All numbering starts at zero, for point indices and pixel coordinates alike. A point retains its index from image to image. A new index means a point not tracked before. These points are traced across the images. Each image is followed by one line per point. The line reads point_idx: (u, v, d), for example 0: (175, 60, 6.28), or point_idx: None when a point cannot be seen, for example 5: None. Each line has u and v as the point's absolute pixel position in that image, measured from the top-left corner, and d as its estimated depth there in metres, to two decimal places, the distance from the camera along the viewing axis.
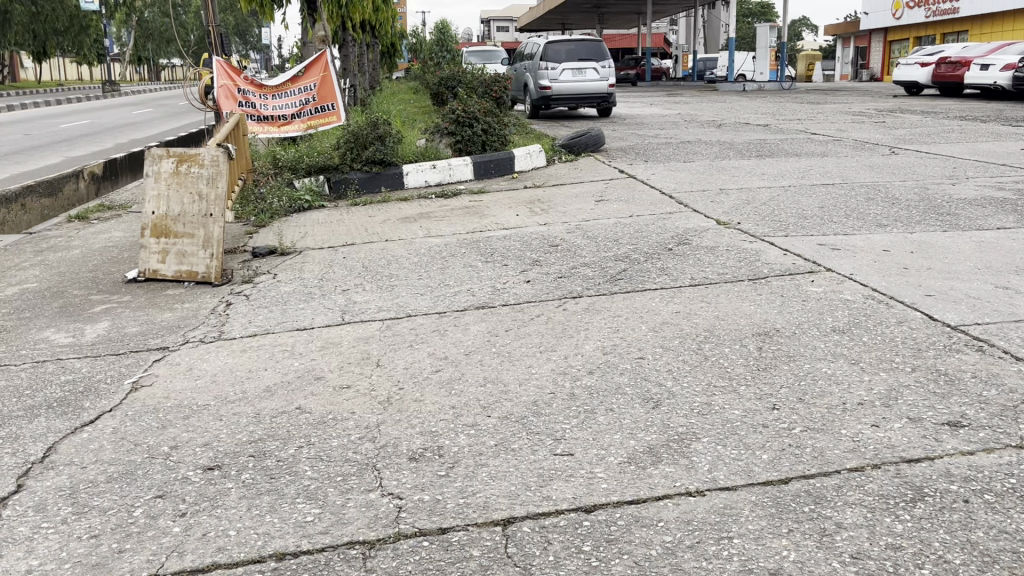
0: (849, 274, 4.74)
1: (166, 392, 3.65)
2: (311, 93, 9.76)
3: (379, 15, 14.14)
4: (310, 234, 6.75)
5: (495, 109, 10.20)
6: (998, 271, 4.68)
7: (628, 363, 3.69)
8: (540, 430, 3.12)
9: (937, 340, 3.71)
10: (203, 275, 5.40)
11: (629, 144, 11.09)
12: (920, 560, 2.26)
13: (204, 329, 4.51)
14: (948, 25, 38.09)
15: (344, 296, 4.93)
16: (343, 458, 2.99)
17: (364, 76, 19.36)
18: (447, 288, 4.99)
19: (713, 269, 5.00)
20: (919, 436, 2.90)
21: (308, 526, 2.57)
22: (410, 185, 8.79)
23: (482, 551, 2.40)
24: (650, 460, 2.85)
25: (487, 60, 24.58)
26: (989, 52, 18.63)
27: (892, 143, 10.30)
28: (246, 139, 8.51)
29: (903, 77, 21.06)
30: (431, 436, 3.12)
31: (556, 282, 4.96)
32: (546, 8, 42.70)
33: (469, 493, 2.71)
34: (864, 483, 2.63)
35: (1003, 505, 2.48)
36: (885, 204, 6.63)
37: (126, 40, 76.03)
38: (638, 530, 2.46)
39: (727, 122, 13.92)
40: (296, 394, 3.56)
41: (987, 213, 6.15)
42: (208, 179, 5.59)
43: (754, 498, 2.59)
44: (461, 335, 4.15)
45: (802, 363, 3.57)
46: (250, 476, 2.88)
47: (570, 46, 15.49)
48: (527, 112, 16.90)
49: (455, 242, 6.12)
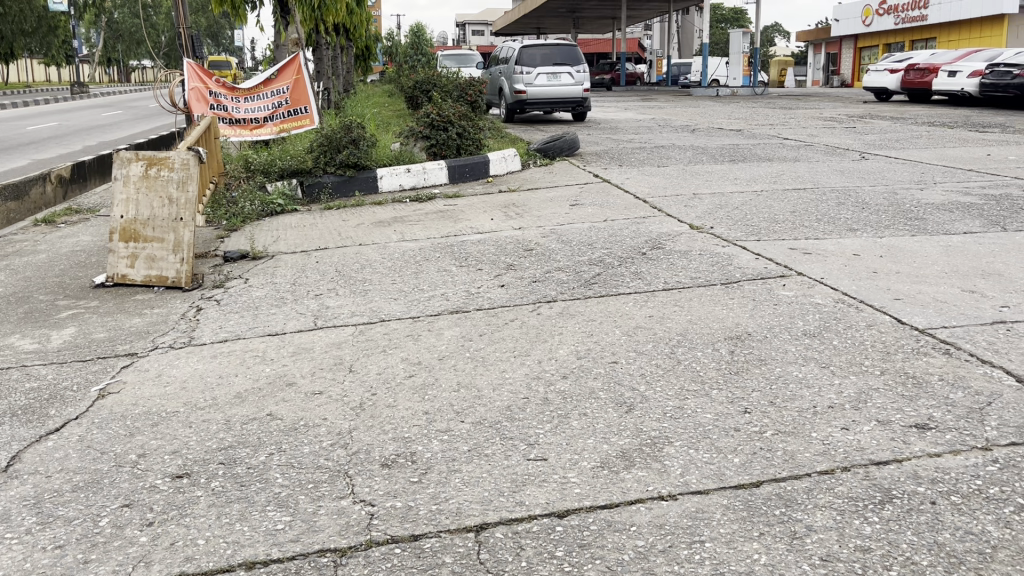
0: (820, 277, 4.80)
1: (134, 398, 3.60)
2: (283, 97, 9.71)
3: (353, 19, 14.10)
4: (283, 238, 6.69)
5: (470, 113, 10.20)
6: (966, 275, 4.75)
7: (602, 368, 3.69)
8: (513, 436, 3.11)
9: (905, 344, 3.76)
10: (173, 280, 5.35)
11: (603, 149, 11.12)
12: (888, 563, 2.28)
13: (174, 334, 4.46)
14: (919, 33, 38.70)
15: (317, 302, 4.90)
16: (314, 465, 2.96)
17: (338, 79, 19.27)
18: (421, 292, 4.98)
19: (687, 274, 5.01)
20: (888, 439, 2.93)
21: (279, 534, 2.54)
22: (384, 189, 8.76)
23: (455, 558, 2.38)
24: (623, 465, 2.86)
25: (462, 63, 24.58)
26: (957, 60, 18.95)
27: (862, 149, 10.42)
28: (218, 143, 8.45)
29: (873, 83, 21.37)
30: (404, 442, 3.10)
31: (530, 287, 4.96)
32: (522, 13, 42.74)
33: (442, 500, 2.70)
34: (834, 486, 2.65)
35: (969, 506, 2.51)
36: (855, 209, 6.71)
37: (95, 40, 74.91)
38: (611, 535, 2.46)
39: (701, 126, 14.03)
40: (267, 400, 3.52)
41: (954, 218, 6.25)
42: (178, 183, 5.53)
43: (727, 501, 2.60)
44: (434, 341, 4.13)
45: (773, 366, 3.60)
46: (219, 484, 2.85)
47: (545, 50, 15.53)
48: (501, 116, 16.90)
49: (429, 247, 6.10)
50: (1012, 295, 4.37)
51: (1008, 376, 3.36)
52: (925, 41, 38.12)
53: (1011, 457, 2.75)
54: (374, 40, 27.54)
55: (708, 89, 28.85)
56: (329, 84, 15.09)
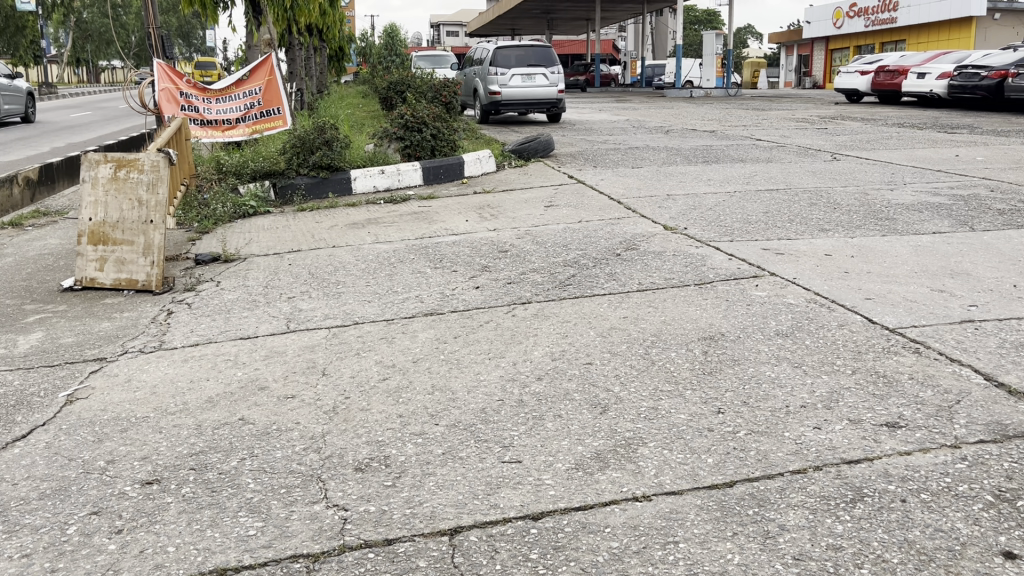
0: (792, 278, 4.84)
1: (102, 404, 3.55)
2: (256, 97, 9.65)
3: (327, 19, 14.05)
4: (255, 240, 6.63)
5: (445, 114, 10.18)
6: (935, 274, 4.81)
7: (577, 369, 3.69)
8: (488, 438, 3.11)
9: (876, 343, 3.80)
10: (143, 284, 5.29)
11: (578, 150, 11.14)
12: (859, 561, 2.30)
13: (144, 339, 4.40)
14: (889, 35, 39.25)
15: (289, 304, 4.86)
16: (287, 469, 2.93)
17: (311, 80, 19.15)
18: (395, 294, 4.95)
19: (661, 274, 5.03)
20: (859, 438, 2.96)
21: (251, 540, 2.51)
22: (358, 191, 8.72)
23: (429, 562, 2.37)
24: (598, 466, 2.85)
25: (437, 64, 24.55)
26: (926, 62, 19.24)
27: (834, 149, 10.53)
28: (188, 144, 8.36)
29: (844, 85, 21.62)
30: (377, 445, 3.08)
31: (505, 288, 4.95)
32: (496, 14, 42.72)
33: (416, 503, 2.68)
34: (806, 485, 2.67)
35: (939, 503, 2.53)
36: (827, 209, 6.78)
37: (63, 41, 73.90)
38: (586, 537, 2.46)
39: (675, 127, 14.11)
40: (239, 404, 3.48)
41: (923, 218, 6.32)
42: (148, 185, 5.45)
43: (700, 502, 2.61)
44: (409, 343, 4.11)
45: (746, 366, 3.62)
46: (190, 490, 2.81)
47: (520, 51, 15.53)
48: (476, 117, 16.88)
49: (404, 248, 6.07)
50: (980, 294, 4.43)
51: (976, 374, 3.40)
52: (895, 44, 38.68)
53: (979, 454, 2.79)
54: (348, 41, 27.53)
55: (681, 89, 29.14)
56: (302, 85, 15.02)
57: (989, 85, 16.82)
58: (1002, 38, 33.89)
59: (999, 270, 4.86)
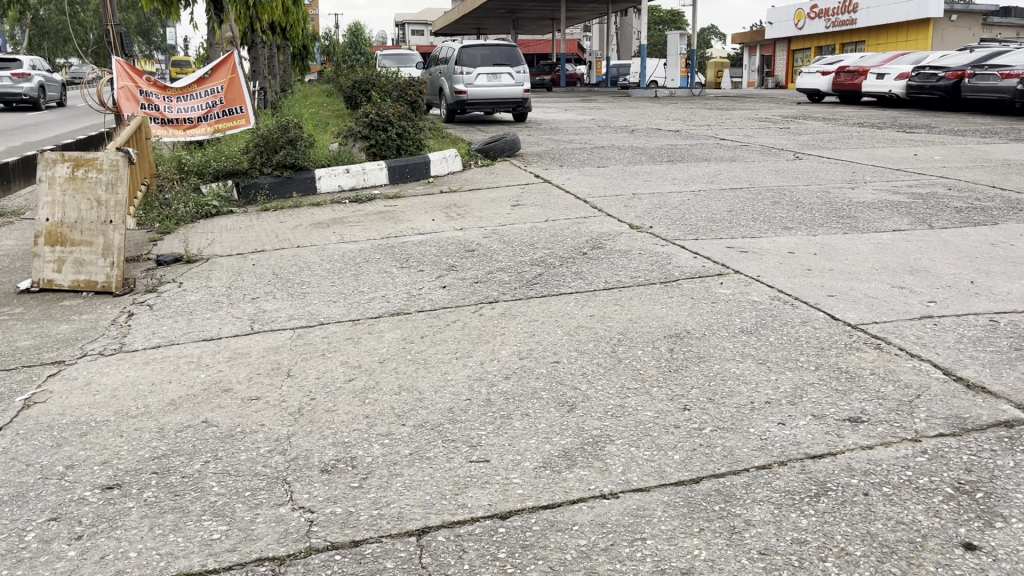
0: (756, 276, 4.87)
1: (61, 408, 3.47)
2: (218, 96, 9.53)
3: (290, 18, 13.94)
4: (217, 241, 6.55)
5: (410, 113, 10.13)
6: (895, 272, 4.89)
7: (544, 368, 3.69)
8: (455, 437, 3.09)
9: (839, 339, 3.85)
10: (103, 285, 5.21)
11: (545, 149, 11.15)
12: (823, 554, 2.33)
13: (104, 341, 4.32)
14: (848, 36, 39.93)
15: (253, 304, 4.81)
16: (251, 472, 2.89)
17: (274, 80, 18.97)
18: (361, 294, 4.91)
19: (626, 272, 5.06)
20: (822, 433, 2.99)
21: (214, 544, 2.48)
22: (323, 190, 8.64)
23: (396, 563, 2.35)
24: (565, 464, 2.86)
25: (402, 62, 24.46)
26: (885, 62, 19.59)
27: (795, 148, 10.67)
28: (148, 142, 8.22)
29: (806, 85, 21.93)
30: (343, 446, 3.05)
31: (472, 288, 4.94)
32: (461, 13, 42.62)
33: (383, 504, 2.66)
34: (771, 481, 2.70)
35: (901, 497, 2.57)
36: (789, 207, 6.86)
37: (18, 38, 72.32)
38: (554, 535, 2.46)
39: (640, 126, 14.19)
40: (203, 407, 3.43)
41: (883, 216, 6.43)
42: (107, 185, 5.34)
43: (667, 498, 2.62)
44: (375, 343, 4.08)
45: (712, 363, 3.65)
46: (152, 494, 2.76)
47: (485, 51, 15.50)
48: (442, 116, 16.84)
49: (370, 249, 6.01)
50: (938, 290, 4.52)
51: (935, 369, 3.46)
52: (855, 45, 39.37)
53: (939, 448, 2.84)
54: (311, 40, 27.32)
55: (646, 89, 29.29)
56: (266, 84, 14.87)
57: (946, 85, 17.16)
58: (958, 39, 34.71)
59: (956, 267, 4.95)
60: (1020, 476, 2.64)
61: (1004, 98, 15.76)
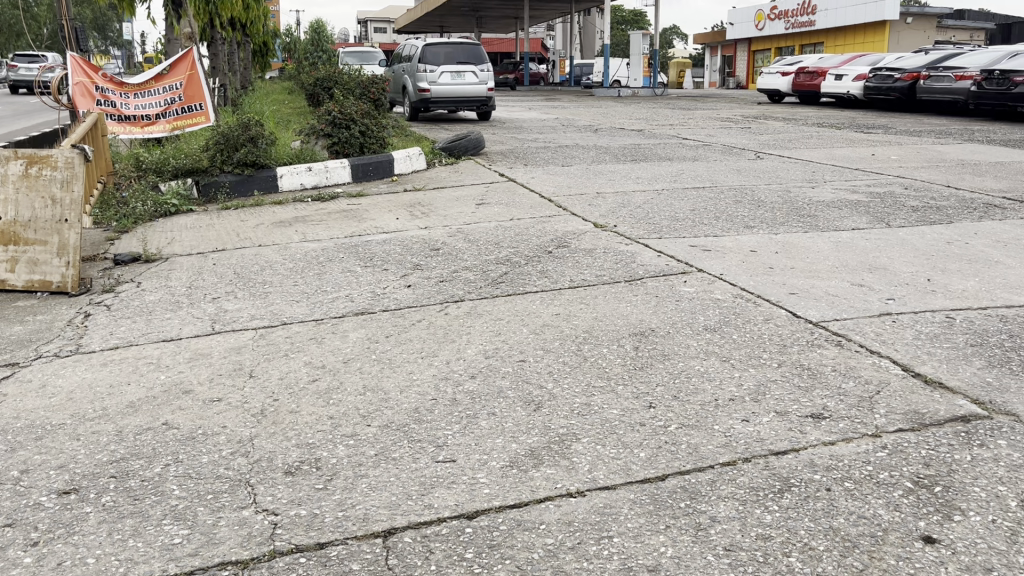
0: (719, 275, 4.91)
1: (14, 411, 3.39)
2: (176, 93, 9.38)
3: (251, 14, 13.79)
4: (177, 240, 6.44)
5: (373, 111, 10.05)
6: (855, 269, 4.97)
7: (510, 367, 3.68)
8: (421, 438, 3.07)
9: (801, 336, 3.90)
10: (58, 285, 5.08)
11: (509, 148, 11.14)
12: (787, 549, 2.35)
13: (59, 342, 4.22)
14: (807, 38, 40.55)
15: (214, 304, 4.74)
16: (213, 474, 2.85)
17: (234, 77, 18.69)
18: (324, 294, 4.86)
19: (591, 271, 5.09)
20: (785, 429, 3.02)
21: (176, 548, 2.43)
22: (285, 189, 8.54)
23: (362, 565, 2.33)
24: (532, 463, 2.86)
25: (364, 62, 24.03)
26: (843, 64, 19.90)
27: (757, 148, 10.79)
28: (104, 140, 8.06)
29: (766, 85, 22.20)
30: (308, 448, 3.02)
31: (437, 287, 4.92)
32: (423, 10, 42.34)
33: (348, 506, 2.63)
34: (735, 477, 2.72)
35: (862, 492, 2.61)
36: (751, 206, 6.94)
37: None
38: (521, 534, 2.45)
39: (603, 125, 14.26)
40: (162, 409, 3.37)
41: (843, 215, 6.51)
42: (62, 182, 5.23)
43: (633, 496, 2.63)
44: (339, 343, 4.05)
45: (676, 361, 3.68)
46: (111, 499, 2.70)
47: (448, 49, 15.43)
48: (405, 114, 16.75)
49: (333, 248, 5.95)
50: (897, 287, 4.60)
51: (895, 365, 3.52)
52: (814, 46, 39.99)
53: (899, 443, 2.89)
54: (271, 36, 26.97)
55: (609, 88, 29.26)
56: (225, 81, 14.67)
57: (902, 86, 17.48)
58: (913, 41, 35.45)
59: (914, 265, 5.04)
60: (977, 470, 2.70)
61: (958, 99, 16.07)
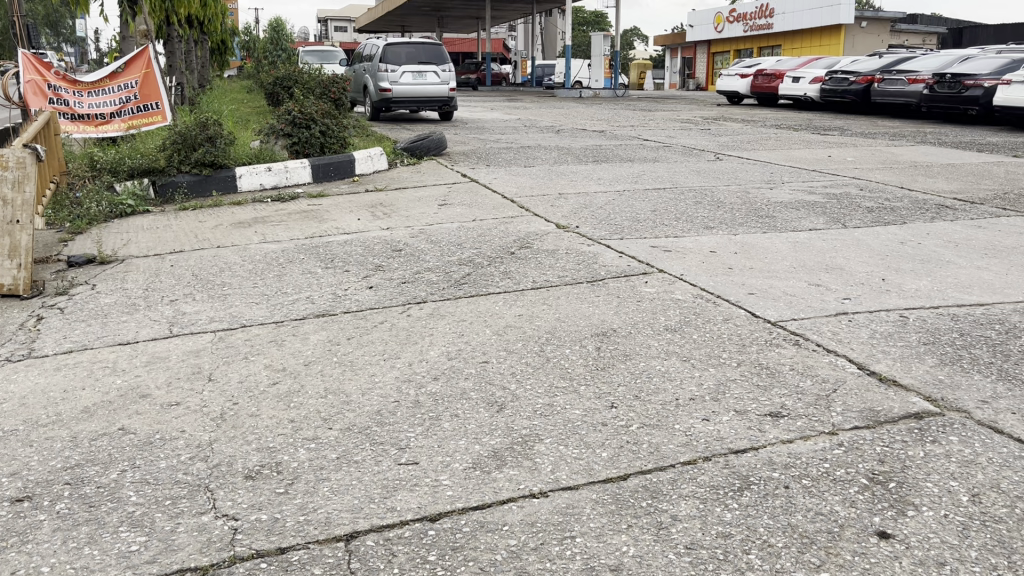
0: (679, 275, 4.95)
1: None
2: (132, 91, 9.24)
3: (208, 12, 13.59)
4: (134, 241, 6.35)
5: (333, 111, 9.97)
6: (812, 269, 5.05)
7: (473, 368, 3.68)
8: (383, 441, 3.06)
9: (759, 336, 3.95)
10: (9, 287, 4.94)
11: (472, 148, 11.13)
12: (746, 547, 2.38)
13: (11, 347, 4.12)
14: (766, 40, 41.11)
15: (171, 308, 4.65)
16: (172, 480, 2.80)
17: (192, 75, 18.41)
18: (284, 295, 4.82)
19: (554, 272, 5.10)
20: (744, 428, 3.07)
21: (133, 555, 2.39)
22: (244, 189, 8.44)
23: (324, 569, 2.31)
24: (494, 464, 2.86)
25: (325, 61, 23.58)
26: (801, 67, 20.21)
27: (717, 149, 10.91)
28: (57, 139, 7.90)
29: (726, 87, 22.46)
30: (269, 452, 2.99)
31: (399, 288, 4.89)
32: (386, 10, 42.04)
33: (310, 510, 2.61)
34: (696, 476, 2.75)
35: (819, 488, 2.66)
36: (711, 207, 7.01)
37: None
38: (484, 536, 2.46)
39: (565, 125, 14.31)
40: (119, 414, 3.31)
41: (800, 216, 6.61)
42: (13, 182, 5.15)
43: (595, 496, 2.65)
44: (300, 345, 4.01)
45: (638, 361, 3.70)
46: (66, 506, 2.65)
47: (410, 48, 15.36)
48: (367, 114, 16.64)
49: (293, 249, 5.90)
50: (853, 287, 4.68)
51: (850, 364, 3.59)
52: (772, 48, 40.58)
53: (855, 440, 2.94)
54: (231, 34, 26.65)
55: (571, 88, 29.43)
56: (182, 80, 14.42)
57: (857, 89, 17.80)
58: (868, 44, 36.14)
59: (869, 265, 5.14)
60: (930, 466, 2.76)
61: (911, 101, 16.40)
